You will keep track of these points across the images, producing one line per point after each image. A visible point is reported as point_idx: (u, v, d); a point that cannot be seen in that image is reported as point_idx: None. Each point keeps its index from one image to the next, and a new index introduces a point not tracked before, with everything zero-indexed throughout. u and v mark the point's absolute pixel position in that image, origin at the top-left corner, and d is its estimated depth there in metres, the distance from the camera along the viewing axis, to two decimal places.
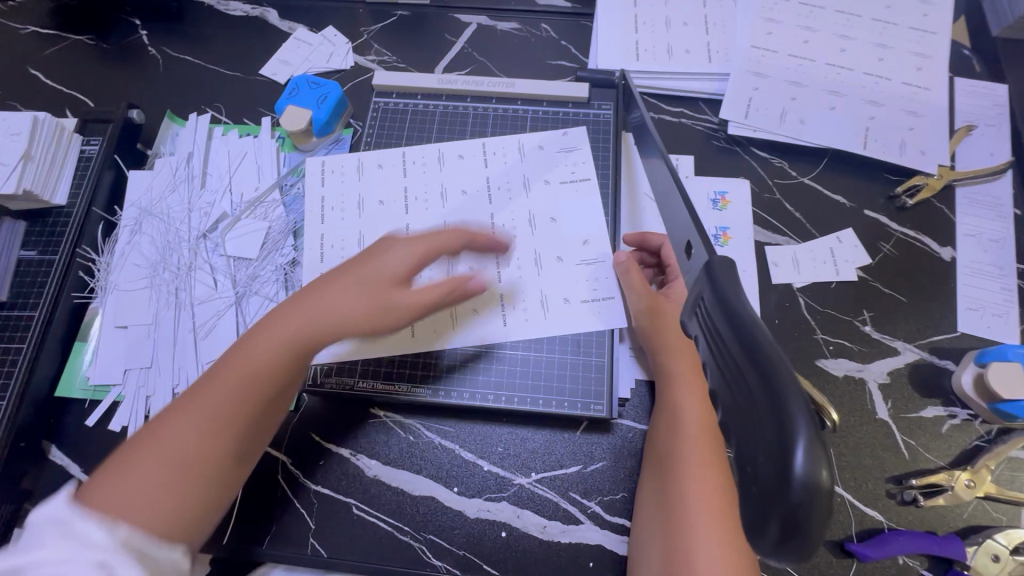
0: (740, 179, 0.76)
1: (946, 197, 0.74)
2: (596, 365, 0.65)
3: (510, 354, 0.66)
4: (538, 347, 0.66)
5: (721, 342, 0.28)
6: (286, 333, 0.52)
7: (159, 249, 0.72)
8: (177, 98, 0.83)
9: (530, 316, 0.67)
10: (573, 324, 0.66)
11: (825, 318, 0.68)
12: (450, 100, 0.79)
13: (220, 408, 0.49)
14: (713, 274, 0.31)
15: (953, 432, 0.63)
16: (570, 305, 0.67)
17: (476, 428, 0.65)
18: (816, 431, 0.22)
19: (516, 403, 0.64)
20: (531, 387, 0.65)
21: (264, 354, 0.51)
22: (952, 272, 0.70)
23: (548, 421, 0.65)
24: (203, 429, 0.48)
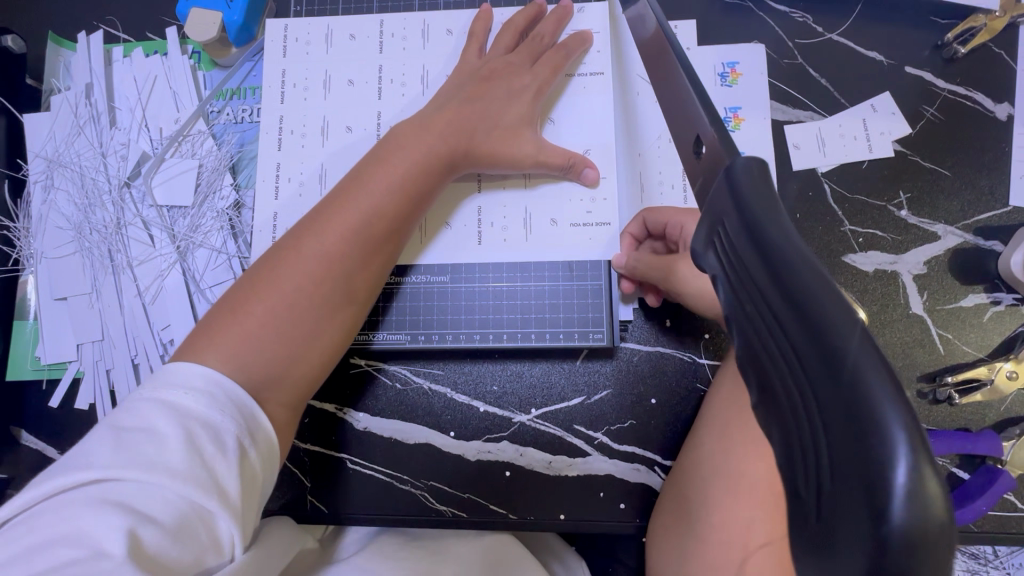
0: (755, 43, 0.62)
1: (1007, 39, 0.60)
2: (592, 286, 0.58)
3: (496, 288, 0.58)
4: (525, 276, 0.58)
5: (751, 286, 0.20)
6: (322, 229, 0.49)
7: (78, 206, 0.62)
8: (56, 12, 0.68)
9: (512, 242, 0.58)
10: (564, 247, 0.58)
11: (854, 205, 0.59)
12: None
13: (302, 307, 0.47)
14: (737, 181, 0.22)
15: (995, 321, 0.57)
16: (557, 225, 0.58)
17: (469, 370, 0.59)
18: (921, 442, 0.15)
19: (505, 339, 0.58)
20: (520, 319, 0.58)
21: (307, 247, 0.48)
22: (1007, 135, 0.59)
23: (544, 356, 0.59)
24: (265, 330, 0.45)
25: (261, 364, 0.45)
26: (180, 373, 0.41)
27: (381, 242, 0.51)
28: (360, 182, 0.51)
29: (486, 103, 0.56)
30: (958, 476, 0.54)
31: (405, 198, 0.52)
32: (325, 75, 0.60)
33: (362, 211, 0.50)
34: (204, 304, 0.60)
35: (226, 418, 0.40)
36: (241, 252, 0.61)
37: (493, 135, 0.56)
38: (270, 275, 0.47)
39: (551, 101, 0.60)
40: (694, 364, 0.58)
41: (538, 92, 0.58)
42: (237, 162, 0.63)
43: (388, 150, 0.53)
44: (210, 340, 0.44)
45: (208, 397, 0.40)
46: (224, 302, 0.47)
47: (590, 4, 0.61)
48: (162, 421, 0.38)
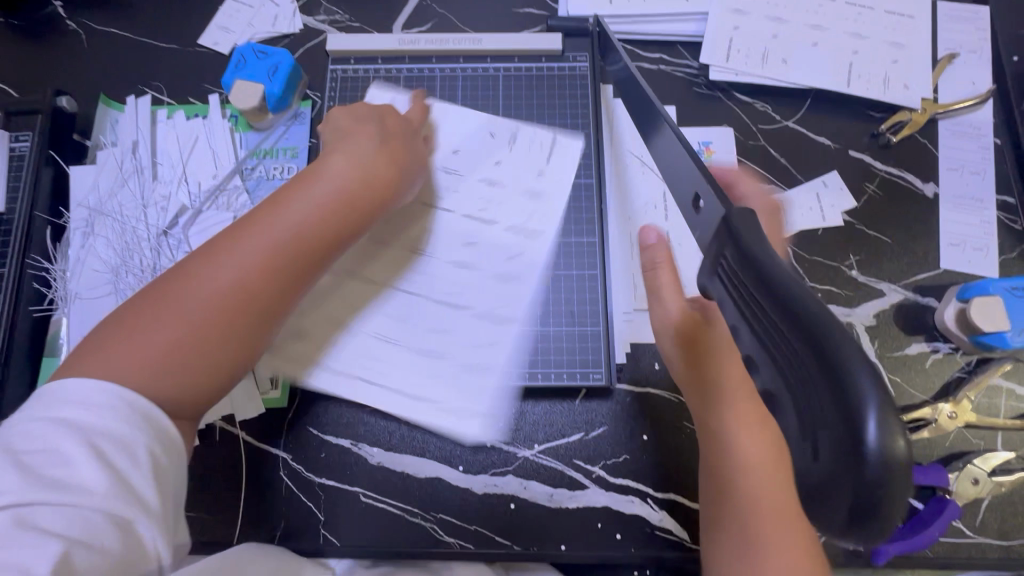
0: (724, 127, 0.73)
1: (929, 131, 0.73)
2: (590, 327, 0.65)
3: (475, 331, 0.64)
4: (528, 317, 0.65)
5: (746, 288, 0.31)
6: (239, 248, 0.49)
7: (117, 252, 0.67)
8: (109, 78, 0.76)
9: (515, 284, 0.66)
10: (565, 296, 0.66)
11: (812, 265, 0.69)
12: (414, 62, 0.72)
13: (204, 324, 0.46)
14: (734, 229, 0.33)
15: (935, 366, 0.65)
16: (556, 273, 0.67)
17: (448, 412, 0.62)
18: (888, 400, 0.24)
19: (486, 382, 0.63)
20: (507, 358, 0.64)
21: (221, 264, 0.48)
22: (935, 209, 0.70)
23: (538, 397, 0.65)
24: (167, 346, 0.44)
25: (154, 384, 0.43)
26: (87, 390, 0.41)
27: (299, 267, 0.51)
28: (281, 207, 0.52)
29: (401, 164, 0.59)
30: (914, 505, 0.61)
31: (324, 230, 0.52)
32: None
33: (272, 237, 0.50)
34: None
35: (135, 431, 0.41)
36: None
37: (409, 197, 0.58)
38: (173, 291, 0.46)
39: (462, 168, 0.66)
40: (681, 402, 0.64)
41: (436, 167, 0.63)
42: None
43: (310, 181, 0.54)
44: (105, 351, 0.43)
45: (112, 411, 0.41)
46: (123, 313, 0.46)
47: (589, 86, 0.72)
48: (65, 442, 0.39)
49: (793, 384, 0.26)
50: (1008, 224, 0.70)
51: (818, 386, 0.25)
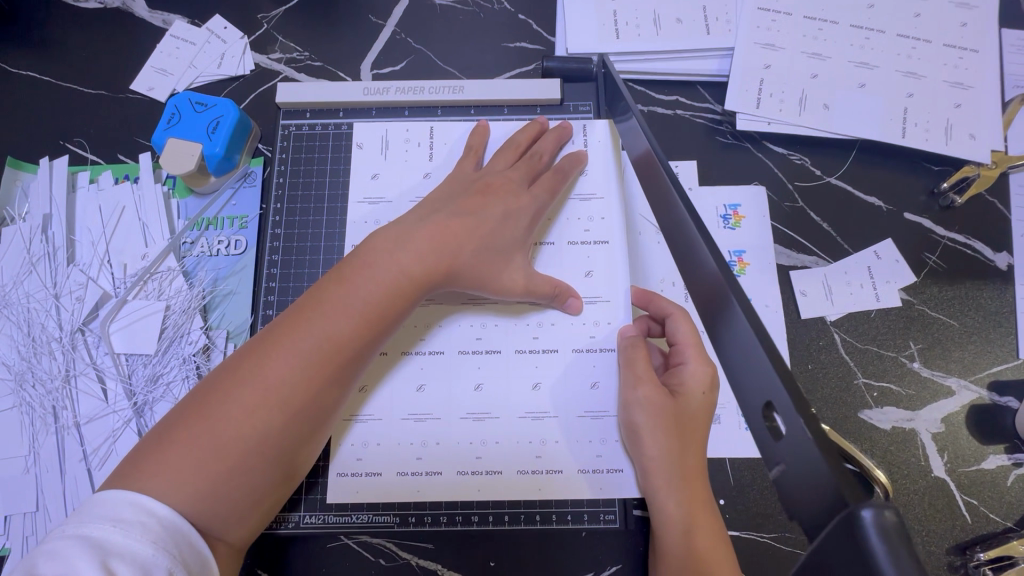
0: (755, 185, 0.62)
1: (999, 189, 0.61)
2: (592, 423, 0.50)
3: (449, 407, 0.50)
4: (509, 403, 0.50)
5: None
6: (284, 349, 0.44)
7: (22, 353, 0.55)
8: (23, 134, 0.64)
9: (502, 357, 0.51)
10: (562, 385, 0.51)
11: (864, 356, 0.57)
12: (381, 115, 0.59)
13: (247, 439, 0.41)
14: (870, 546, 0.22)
15: (1020, 484, 0.54)
16: (557, 352, 0.52)
17: (391, 499, 0.49)
18: None
19: (444, 473, 0.49)
20: (477, 450, 0.49)
21: (265, 369, 0.43)
22: (1009, 285, 0.59)
23: (506, 508, 0.49)
24: (211, 463, 0.40)
25: (193, 509, 0.39)
26: (111, 513, 0.37)
27: (346, 368, 0.46)
28: (329, 298, 0.46)
29: (478, 219, 0.50)
30: None
31: (376, 324, 0.47)
32: (383, 135, 0.58)
33: (318, 335, 0.45)
34: None
35: (159, 553, 0.36)
36: None
37: (483, 258, 0.50)
38: (214, 401, 0.42)
39: (546, 222, 0.56)
40: None
41: (529, 233, 0.53)
42: (210, 301, 0.58)
43: (370, 258, 0.48)
44: (145, 470, 0.39)
45: (142, 531, 0.36)
46: (168, 420, 0.42)
47: (592, 121, 0.59)
48: (83, 562, 0.33)
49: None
50: None
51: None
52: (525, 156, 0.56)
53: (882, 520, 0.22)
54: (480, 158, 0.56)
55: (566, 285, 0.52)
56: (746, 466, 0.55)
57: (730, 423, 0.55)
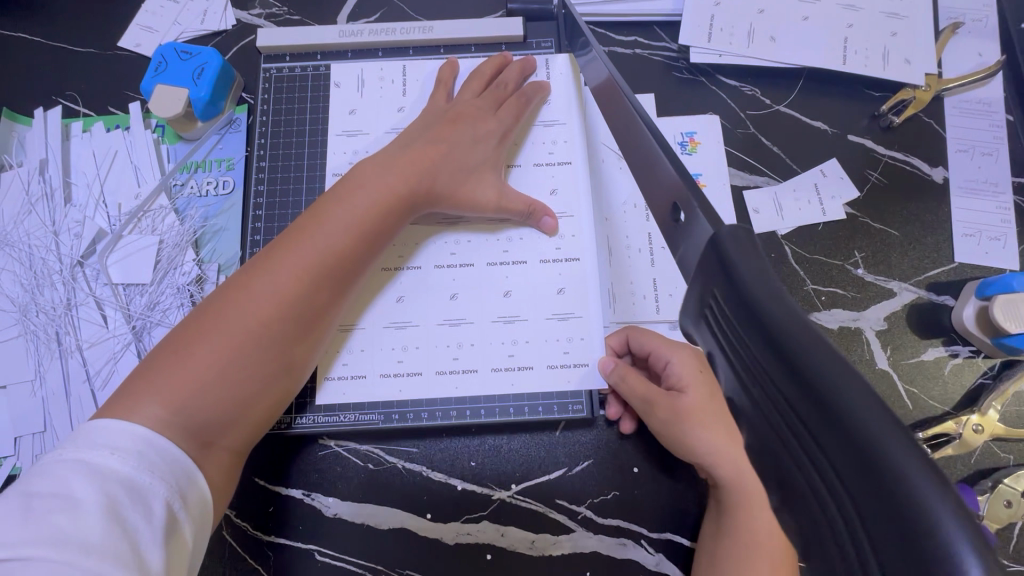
0: (709, 114, 0.66)
1: (934, 110, 0.66)
2: (559, 324, 0.55)
3: (427, 315, 0.55)
4: (482, 309, 0.55)
5: (744, 348, 0.23)
6: (280, 264, 0.46)
7: (25, 287, 0.59)
8: (17, 90, 0.67)
9: (475, 269, 0.56)
10: (530, 292, 0.55)
11: (813, 266, 0.61)
12: (357, 56, 0.63)
13: (251, 346, 0.44)
14: (724, 251, 0.27)
15: (955, 373, 0.58)
16: (526, 263, 0.56)
17: (375, 400, 0.53)
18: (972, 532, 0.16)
19: (424, 373, 0.54)
20: (454, 352, 0.54)
21: (264, 282, 0.46)
22: (945, 196, 0.63)
23: (482, 404, 0.53)
24: (221, 368, 0.43)
25: (204, 411, 0.42)
26: (111, 433, 0.38)
27: (339, 280, 0.49)
28: (313, 224, 0.49)
29: (449, 145, 0.54)
30: None
31: (365, 238, 0.50)
32: (359, 75, 0.62)
33: (313, 249, 0.47)
34: None
35: (157, 480, 0.37)
36: None
37: (457, 179, 0.54)
38: (209, 324, 0.44)
39: (514, 146, 0.60)
40: None
41: (498, 152, 0.57)
42: (201, 236, 0.62)
43: (349, 188, 0.51)
44: (153, 380, 0.41)
45: (139, 459, 0.37)
46: (171, 336, 0.44)
47: (554, 56, 0.63)
48: (82, 486, 0.35)
49: (818, 464, 0.19)
50: None
51: (825, 448, 0.19)
52: (492, 87, 0.60)
53: (734, 233, 0.27)
54: (450, 90, 0.60)
55: (539, 203, 0.56)
56: None
57: None
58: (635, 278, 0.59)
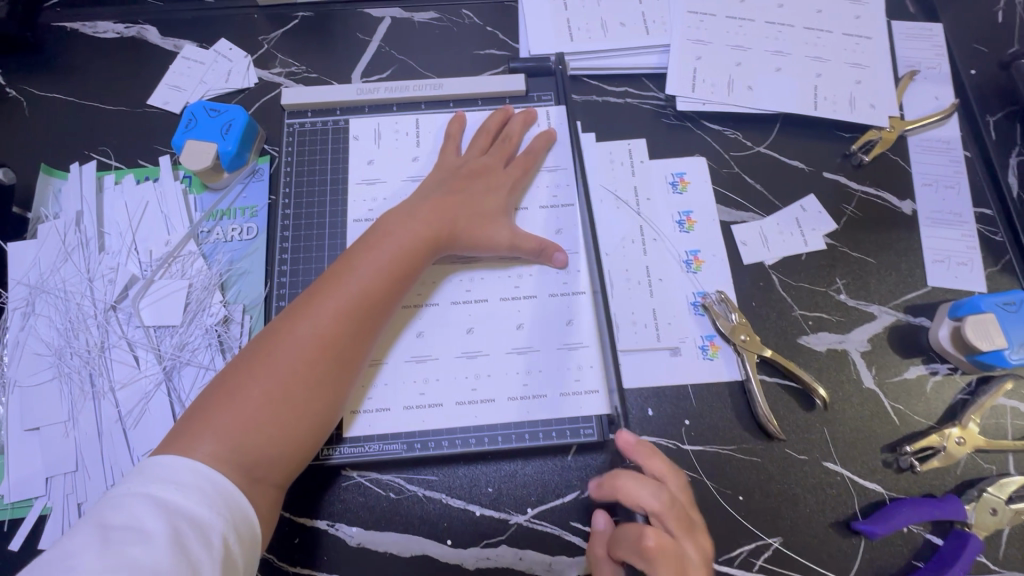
0: (696, 157, 0.72)
1: (900, 148, 0.72)
2: (569, 353, 0.59)
3: (446, 349, 0.59)
4: (497, 341, 0.59)
5: None
6: (318, 308, 0.51)
7: (60, 332, 0.62)
8: (53, 146, 0.72)
9: (489, 304, 0.60)
10: (540, 324, 0.59)
11: (800, 293, 0.66)
12: (374, 111, 0.69)
13: (294, 385, 0.48)
14: None
15: (936, 389, 0.63)
16: (536, 297, 0.60)
17: (399, 431, 0.56)
18: None
19: (444, 403, 0.57)
20: (471, 383, 0.58)
21: (303, 326, 0.50)
22: (915, 226, 0.69)
23: (499, 431, 0.57)
24: (267, 408, 0.47)
25: (253, 448, 0.46)
26: (173, 468, 0.42)
27: (371, 322, 0.53)
28: (347, 272, 0.53)
29: (465, 194, 0.60)
30: (933, 542, 0.57)
31: (393, 282, 0.54)
32: (376, 129, 0.68)
33: (347, 294, 0.52)
34: None
35: (214, 513, 0.41)
36: None
37: (472, 223, 0.59)
38: (256, 366, 0.48)
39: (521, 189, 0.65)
40: (680, 450, 0.61)
41: (507, 196, 0.62)
42: (227, 280, 0.66)
43: (377, 238, 0.56)
44: (208, 420, 0.46)
45: (198, 493, 0.41)
46: (221, 379, 0.49)
47: (552, 107, 0.70)
48: (151, 520, 0.39)
49: None
50: (989, 236, 0.69)
51: None
52: (499, 139, 0.66)
53: None
54: (458, 144, 0.66)
55: (550, 242, 0.61)
56: (706, 391, 0.63)
57: (689, 354, 0.64)
58: (637, 310, 0.65)
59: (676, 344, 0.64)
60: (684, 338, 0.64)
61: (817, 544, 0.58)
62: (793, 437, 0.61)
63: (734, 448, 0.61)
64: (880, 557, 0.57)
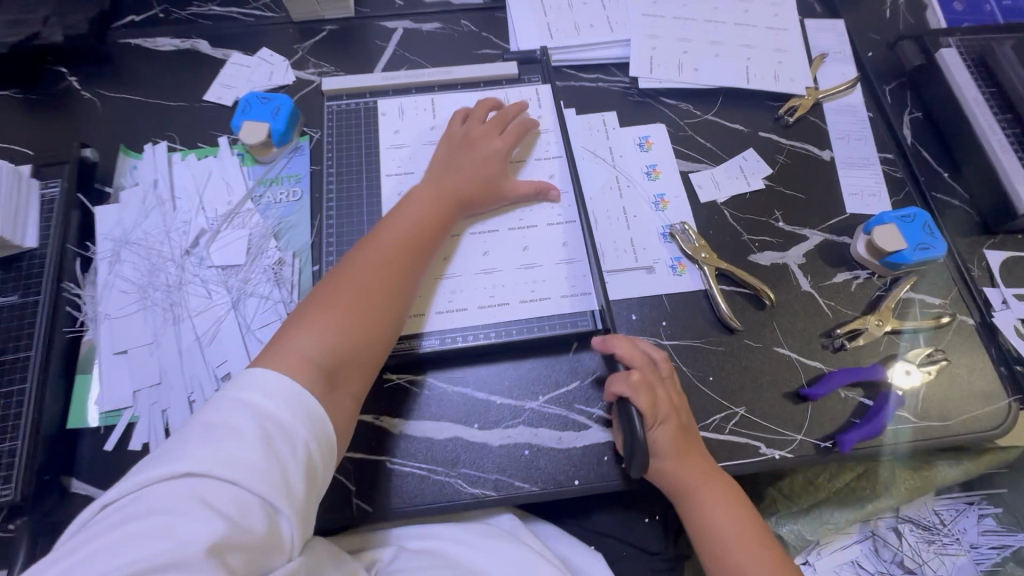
0: (657, 124, 0.89)
1: (817, 112, 0.91)
2: (566, 266, 0.74)
3: (467, 268, 0.74)
4: (508, 259, 0.75)
5: None
6: (372, 259, 0.65)
7: (143, 273, 0.74)
8: (126, 134, 0.86)
9: (499, 234, 0.76)
10: (541, 246, 0.75)
11: (747, 222, 0.83)
12: (397, 94, 0.85)
13: (363, 315, 0.61)
14: None
15: (859, 289, 0.79)
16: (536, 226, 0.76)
17: (433, 330, 0.71)
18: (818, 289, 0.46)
19: (468, 307, 0.72)
20: (489, 291, 0.73)
21: (362, 273, 0.63)
22: (833, 169, 0.87)
23: (513, 326, 0.72)
24: (344, 328, 0.59)
25: (336, 363, 0.57)
26: (267, 380, 0.51)
27: (411, 268, 0.67)
28: (387, 231, 0.68)
29: (470, 165, 0.75)
30: (866, 403, 0.72)
31: (425, 238, 0.69)
32: (399, 107, 0.84)
33: (394, 247, 0.67)
34: (254, 342, 0.72)
35: (298, 424, 0.50)
36: (285, 298, 0.75)
37: (479, 189, 0.74)
38: (324, 306, 0.60)
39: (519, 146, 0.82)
40: (658, 344, 0.75)
41: (502, 158, 0.77)
42: (279, 230, 0.79)
43: (407, 206, 0.70)
44: (296, 345, 0.56)
45: (285, 405, 0.50)
46: (295, 320, 0.59)
47: (539, 86, 0.87)
48: (245, 423, 0.48)
49: None
50: (892, 175, 0.87)
51: None
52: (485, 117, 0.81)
53: None
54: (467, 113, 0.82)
55: (545, 184, 0.77)
56: (677, 299, 0.77)
57: (662, 271, 0.79)
58: (618, 240, 0.80)
59: (651, 265, 0.79)
60: (657, 259, 0.79)
61: (776, 411, 0.71)
62: (749, 330, 0.75)
63: (702, 341, 0.75)
64: (826, 416, 0.71)
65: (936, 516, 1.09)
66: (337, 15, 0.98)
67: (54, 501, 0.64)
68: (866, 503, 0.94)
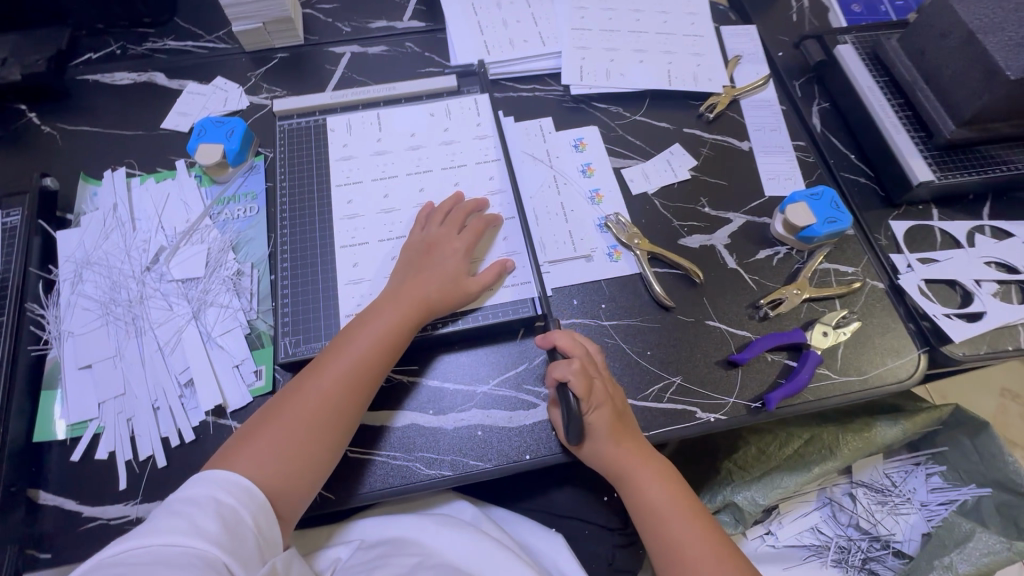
0: (591, 127, 0.96)
1: (735, 108, 0.99)
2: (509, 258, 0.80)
3: None
4: None
5: None
6: (325, 382, 0.66)
7: (105, 290, 0.78)
8: (86, 164, 0.90)
9: None
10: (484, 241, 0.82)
11: (677, 210, 0.90)
12: (345, 111, 0.91)
13: (304, 435, 0.63)
14: None
15: (781, 263, 0.86)
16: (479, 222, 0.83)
17: None
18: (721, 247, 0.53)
19: None
20: None
21: (312, 391, 0.66)
22: (752, 158, 0.95)
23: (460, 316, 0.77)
24: (281, 453, 0.62)
25: (271, 477, 0.61)
26: (218, 476, 0.58)
27: (364, 385, 0.67)
28: (345, 345, 0.69)
29: (431, 266, 0.75)
30: (790, 364, 0.78)
31: (381, 352, 0.69)
32: (346, 122, 0.90)
33: (346, 368, 0.67)
34: (215, 349, 0.75)
35: (247, 504, 0.57)
36: (245, 307, 0.78)
37: (439, 286, 0.74)
38: (275, 413, 0.65)
39: (462, 149, 0.89)
40: (600, 325, 0.80)
41: (466, 251, 0.77)
42: (238, 244, 0.83)
43: (370, 316, 0.71)
44: (240, 455, 0.61)
45: (237, 487, 0.58)
46: (251, 425, 0.65)
47: (477, 95, 0.94)
48: (203, 498, 0.55)
49: None
50: (805, 160, 0.95)
51: None
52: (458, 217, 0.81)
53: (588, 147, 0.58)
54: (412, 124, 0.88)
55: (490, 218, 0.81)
56: (615, 283, 0.83)
57: (600, 259, 0.85)
58: (558, 233, 0.86)
59: (589, 253, 0.85)
60: (594, 248, 0.85)
61: (710, 378, 0.77)
62: (681, 306, 0.82)
63: (639, 319, 0.81)
64: (755, 379, 0.77)
65: (887, 479, 1.15)
66: (288, 43, 1.04)
67: (21, 515, 0.66)
68: (814, 465, 0.98)
